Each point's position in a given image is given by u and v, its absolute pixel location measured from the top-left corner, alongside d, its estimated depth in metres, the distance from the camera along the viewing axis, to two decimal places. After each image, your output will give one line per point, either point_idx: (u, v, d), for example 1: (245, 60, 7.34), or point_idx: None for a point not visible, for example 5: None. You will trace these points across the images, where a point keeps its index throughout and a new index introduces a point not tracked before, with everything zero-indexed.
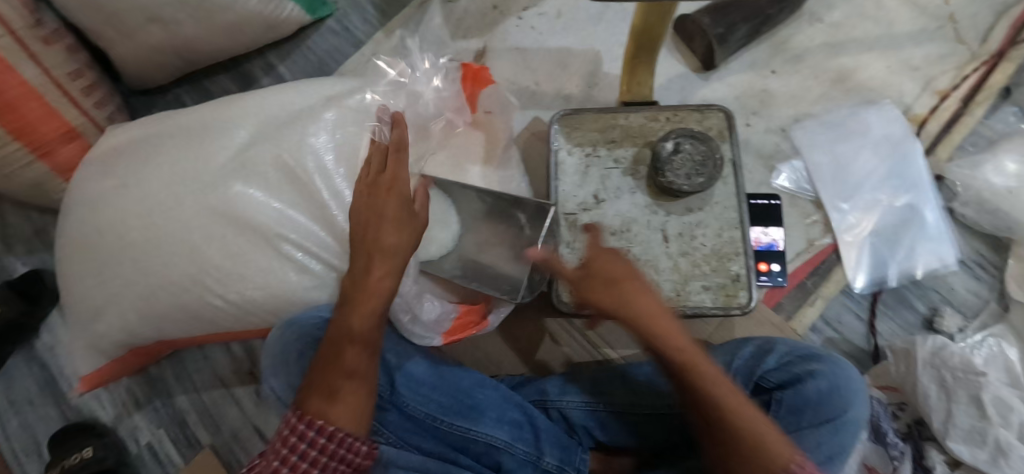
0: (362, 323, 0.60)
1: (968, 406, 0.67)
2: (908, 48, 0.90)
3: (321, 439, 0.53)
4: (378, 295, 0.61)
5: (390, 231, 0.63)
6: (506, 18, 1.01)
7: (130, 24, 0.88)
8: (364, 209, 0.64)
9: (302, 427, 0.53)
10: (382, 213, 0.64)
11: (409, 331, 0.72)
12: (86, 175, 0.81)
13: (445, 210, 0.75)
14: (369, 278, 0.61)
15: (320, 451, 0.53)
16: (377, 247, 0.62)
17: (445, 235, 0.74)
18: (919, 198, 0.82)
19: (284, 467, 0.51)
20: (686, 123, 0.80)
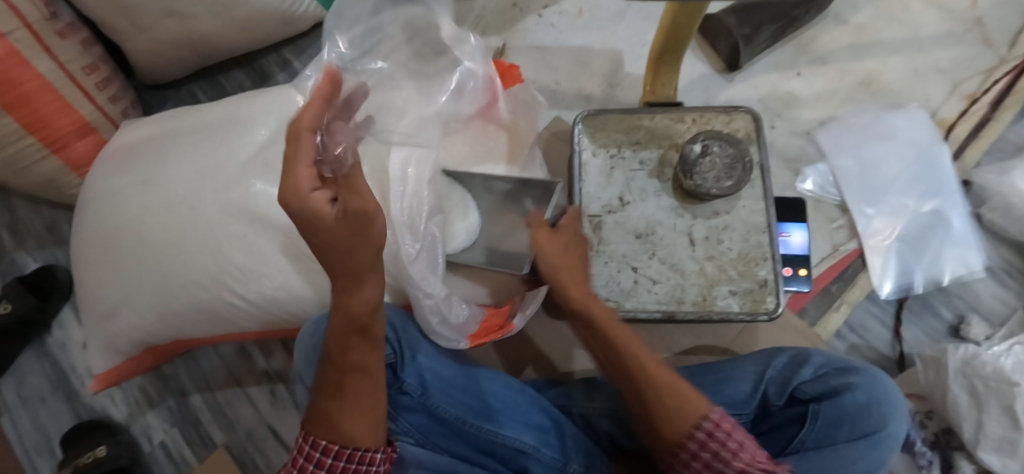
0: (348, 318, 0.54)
1: (1000, 416, 0.66)
2: (934, 52, 0.89)
3: (333, 446, 0.53)
4: (360, 304, 0.53)
5: (336, 253, 0.50)
6: (526, 16, 1.00)
7: (147, 17, 0.86)
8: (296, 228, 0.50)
9: (306, 449, 0.53)
10: (315, 238, 0.50)
11: (435, 332, 0.68)
12: (103, 170, 0.80)
13: (465, 199, 0.73)
14: (340, 289, 0.53)
15: (328, 469, 0.53)
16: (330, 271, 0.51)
17: (467, 223, 0.72)
18: (946, 204, 0.81)
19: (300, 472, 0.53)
20: (713, 125, 0.79)
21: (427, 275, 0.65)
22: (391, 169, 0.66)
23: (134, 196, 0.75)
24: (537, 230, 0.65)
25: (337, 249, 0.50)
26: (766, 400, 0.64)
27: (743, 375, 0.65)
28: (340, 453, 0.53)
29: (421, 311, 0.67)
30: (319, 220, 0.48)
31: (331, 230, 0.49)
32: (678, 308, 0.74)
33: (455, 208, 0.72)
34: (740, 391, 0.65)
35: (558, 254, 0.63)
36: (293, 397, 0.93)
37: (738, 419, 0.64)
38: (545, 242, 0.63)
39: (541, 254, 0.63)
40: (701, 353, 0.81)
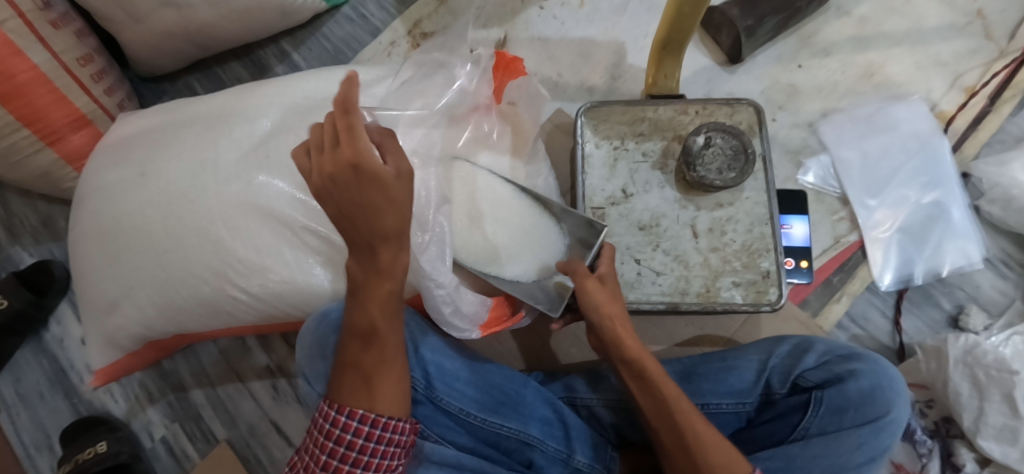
0: (380, 310, 0.52)
1: (1000, 404, 0.67)
2: (936, 44, 0.89)
3: (367, 428, 0.52)
4: (396, 278, 0.52)
5: (396, 209, 0.48)
6: (528, 7, 1.00)
7: (143, 8, 0.85)
8: (355, 201, 0.46)
9: (342, 419, 0.52)
10: (379, 196, 0.47)
11: (448, 322, 0.69)
12: (101, 162, 0.79)
13: (502, 213, 0.70)
14: (382, 262, 0.50)
15: (365, 438, 0.52)
16: (389, 234, 0.48)
17: (517, 250, 0.69)
18: (946, 195, 0.82)
19: (332, 460, 0.52)
20: (716, 117, 0.78)
21: (437, 264, 0.65)
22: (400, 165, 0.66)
23: (135, 189, 0.74)
24: (581, 277, 0.61)
25: (386, 206, 0.47)
26: (770, 389, 0.65)
27: (747, 364, 0.66)
28: (378, 421, 0.52)
29: (433, 302, 0.67)
30: (384, 182, 0.46)
31: (393, 186, 0.47)
32: (682, 300, 0.74)
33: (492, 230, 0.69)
34: (743, 379, 0.65)
35: (612, 303, 0.59)
36: (296, 392, 0.92)
37: (742, 408, 0.65)
38: (597, 292, 0.59)
39: (590, 305, 0.59)
40: (704, 344, 0.81)
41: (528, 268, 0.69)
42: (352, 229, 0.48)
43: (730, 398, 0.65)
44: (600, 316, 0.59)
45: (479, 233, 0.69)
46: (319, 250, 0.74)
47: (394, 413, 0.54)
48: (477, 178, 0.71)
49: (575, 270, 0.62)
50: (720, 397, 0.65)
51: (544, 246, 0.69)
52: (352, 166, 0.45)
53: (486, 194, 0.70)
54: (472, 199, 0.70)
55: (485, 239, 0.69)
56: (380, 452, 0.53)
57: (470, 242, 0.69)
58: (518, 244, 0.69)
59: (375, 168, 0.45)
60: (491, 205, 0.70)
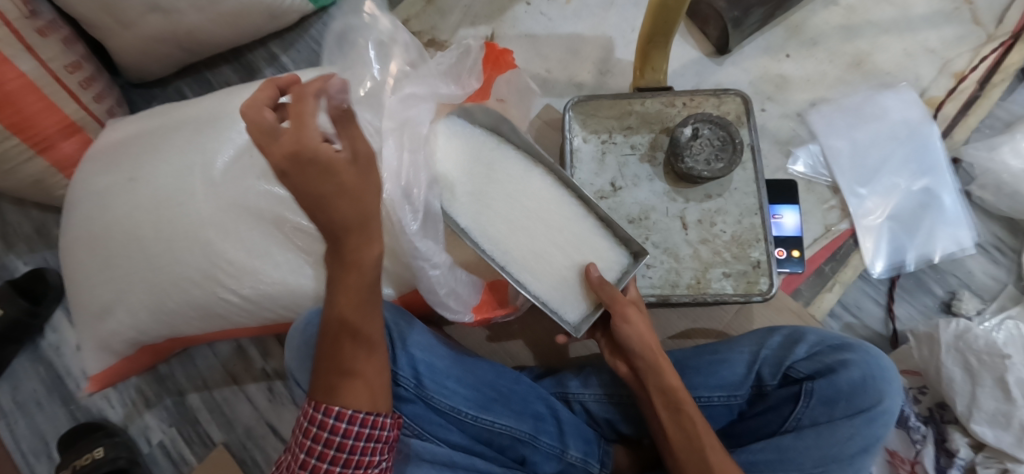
0: (349, 303, 0.53)
1: (993, 388, 0.67)
2: (924, 31, 0.89)
3: (342, 424, 0.52)
4: (365, 272, 0.52)
5: (351, 197, 0.49)
6: (515, 4, 1.00)
7: (130, 13, 0.85)
8: (308, 191, 0.48)
9: (319, 417, 0.53)
10: (333, 185, 0.48)
11: (443, 303, 0.69)
12: (90, 169, 0.79)
13: (521, 200, 0.67)
14: (347, 253, 0.51)
15: (342, 435, 0.52)
16: (348, 223, 0.49)
17: (532, 240, 0.66)
18: (937, 182, 0.82)
19: (310, 457, 0.52)
20: (703, 108, 0.79)
21: (431, 245, 0.65)
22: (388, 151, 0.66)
23: (125, 195, 0.74)
24: (620, 307, 0.61)
25: (328, 187, 0.48)
26: (761, 381, 0.65)
27: (738, 356, 0.65)
28: (355, 417, 0.53)
29: (428, 284, 0.68)
30: (333, 166, 0.48)
31: (344, 171, 0.48)
32: (673, 292, 0.74)
33: (508, 215, 0.66)
34: (734, 372, 0.65)
35: (649, 331, 0.61)
36: (292, 394, 0.93)
37: (732, 400, 0.65)
38: (640, 322, 0.61)
39: (633, 336, 0.60)
40: (696, 336, 0.81)
41: (544, 263, 0.66)
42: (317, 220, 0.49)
43: (722, 390, 0.65)
44: (642, 347, 0.60)
45: (492, 215, 0.66)
46: (308, 251, 0.74)
47: (371, 408, 0.54)
48: (507, 161, 0.68)
49: (615, 300, 0.61)
50: (711, 390, 0.65)
51: (566, 245, 0.67)
52: (297, 155, 0.47)
53: (510, 179, 0.68)
54: (492, 181, 0.67)
55: (500, 223, 0.66)
56: (359, 447, 0.53)
57: (485, 225, 0.66)
58: (554, 249, 0.66)
59: (318, 149, 0.47)
60: (513, 190, 0.67)
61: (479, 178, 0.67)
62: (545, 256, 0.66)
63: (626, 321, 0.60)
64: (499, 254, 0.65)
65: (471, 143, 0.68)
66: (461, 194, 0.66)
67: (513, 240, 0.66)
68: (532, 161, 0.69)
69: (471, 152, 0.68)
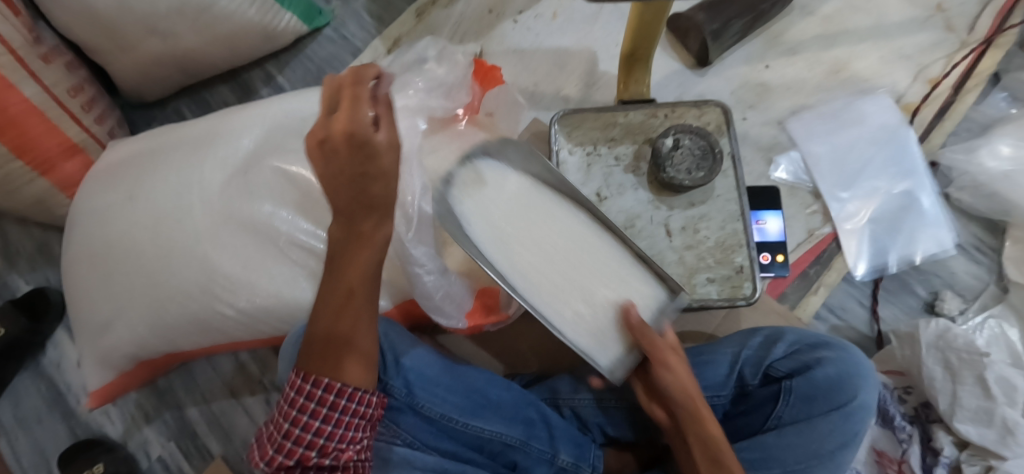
0: (356, 278, 0.52)
1: (973, 386, 0.68)
2: (899, 39, 0.91)
3: (330, 396, 0.53)
4: (373, 250, 0.51)
5: (383, 181, 0.49)
6: (502, 21, 1.03)
7: (130, 37, 0.89)
8: (341, 169, 0.48)
9: (308, 388, 0.53)
10: (370, 166, 0.48)
11: (438, 308, 0.71)
12: (92, 188, 0.82)
13: (551, 234, 0.63)
14: (363, 232, 0.51)
15: (322, 402, 0.53)
16: (375, 203, 0.50)
17: (562, 278, 0.61)
18: (916, 184, 0.83)
19: (295, 427, 0.53)
20: (685, 119, 0.81)
21: (426, 252, 0.68)
22: None
23: (124, 213, 0.76)
24: (665, 355, 0.59)
25: (357, 168, 0.48)
26: (743, 382, 0.65)
27: (721, 358, 0.66)
28: (344, 390, 0.53)
29: (423, 289, 0.69)
30: (372, 147, 0.48)
31: (381, 155, 0.49)
32: None
33: (538, 250, 0.61)
34: (717, 373, 0.65)
35: (690, 380, 0.59)
36: None
37: (716, 401, 0.65)
38: (681, 370, 0.59)
39: (674, 386, 0.59)
40: (686, 341, 0.82)
41: (577, 301, 0.60)
42: (335, 191, 0.49)
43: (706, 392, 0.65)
44: (683, 395, 0.59)
45: (523, 251, 0.61)
46: (303, 264, 0.76)
47: (359, 383, 0.55)
48: (534, 194, 0.64)
49: (654, 343, 0.59)
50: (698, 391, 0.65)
51: (599, 283, 0.62)
52: (344, 133, 0.48)
53: (539, 214, 0.63)
54: (519, 215, 0.63)
55: (531, 259, 0.61)
56: (345, 421, 0.54)
57: (516, 260, 0.61)
58: (582, 284, 0.61)
59: (362, 131, 0.48)
60: (542, 225, 0.63)
61: (506, 212, 0.62)
62: (578, 293, 0.60)
63: (671, 369, 0.59)
64: (531, 291, 0.60)
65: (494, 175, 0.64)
66: (488, 228, 0.61)
67: (545, 276, 0.61)
68: (559, 194, 0.65)
69: (495, 185, 0.63)
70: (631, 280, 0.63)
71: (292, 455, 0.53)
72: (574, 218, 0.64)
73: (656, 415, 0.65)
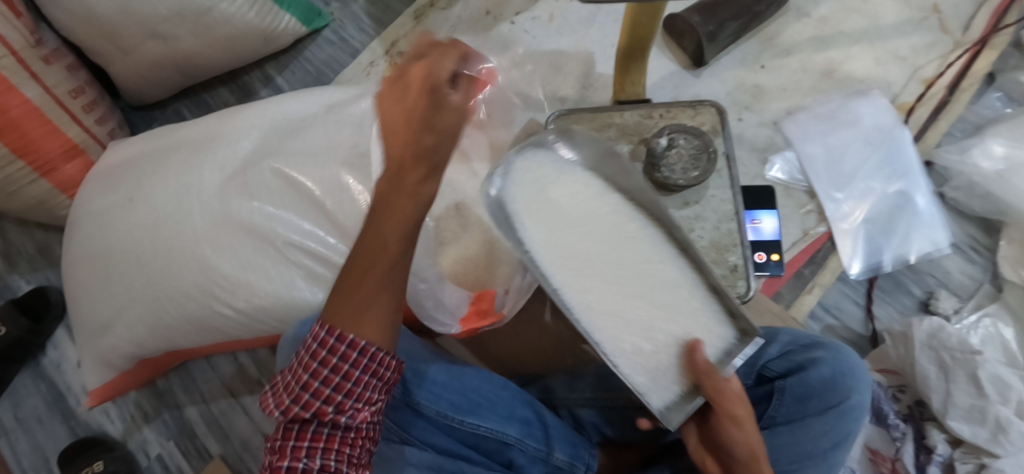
0: (394, 232, 0.48)
1: (966, 385, 0.68)
2: (894, 40, 0.92)
3: (353, 354, 0.49)
4: (417, 205, 0.48)
5: (438, 136, 0.46)
6: (499, 23, 1.04)
7: (131, 40, 0.90)
8: (410, 120, 0.46)
9: (330, 341, 0.49)
10: (431, 118, 0.46)
11: (431, 315, 0.75)
12: (92, 189, 0.82)
13: (616, 254, 0.54)
14: (404, 186, 0.47)
15: (343, 357, 0.48)
16: (422, 155, 0.46)
17: (623, 306, 0.54)
18: (910, 185, 0.84)
19: (313, 381, 0.49)
20: (680, 119, 0.82)
21: (422, 260, 0.73)
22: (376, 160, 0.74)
23: (123, 214, 0.77)
24: (733, 407, 0.54)
25: (417, 115, 0.46)
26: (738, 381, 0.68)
27: None
28: (367, 349, 0.49)
29: (417, 296, 0.74)
30: (438, 99, 0.46)
31: (444, 111, 0.46)
32: None
33: (600, 273, 0.54)
34: None
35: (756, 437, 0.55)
36: None
37: None
38: (749, 428, 0.55)
39: (739, 441, 0.55)
40: None
41: (637, 335, 0.54)
42: (392, 131, 0.47)
43: None
44: (747, 450, 0.55)
45: (585, 274, 0.54)
46: (299, 264, 0.76)
47: (376, 340, 0.49)
48: (602, 201, 0.55)
49: (720, 390, 0.53)
50: None
51: (663, 317, 0.54)
52: (426, 85, 0.46)
53: (605, 226, 0.54)
54: (581, 228, 0.54)
55: (591, 282, 0.54)
56: (365, 380, 0.50)
57: (573, 281, 0.54)
58: (647, 316, 0.54)
59: (437, 83, 0.46)
60: (610, 245, 0.54)
61: (567, 223, 0.54)
62: (638, 326, 0.54)
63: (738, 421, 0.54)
64: (587, 318, 0.54)
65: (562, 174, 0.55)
66: (546, 238, 0.54)
67: (604, 302, 0.54)
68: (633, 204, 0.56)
69: (560, 187, 0.55)
70: (708, 319, 0.54)
71: (308, 408, 0.49)
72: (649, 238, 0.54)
73: (707, 467, 0.59)
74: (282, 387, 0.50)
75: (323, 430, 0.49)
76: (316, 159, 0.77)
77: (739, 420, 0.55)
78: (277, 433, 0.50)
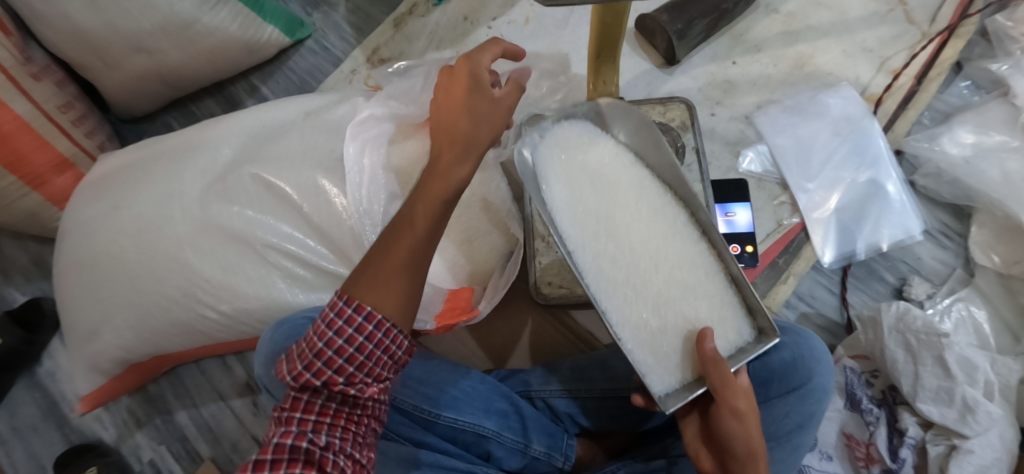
0: (426, 206, 0.51)
1: (933, 367, 0.70)
2: (862, 33, 0.93)
3: (371, 327, 0.49)
4: (449, 184, 0.52)
5: (480, 122, 0.53)
6: (476, 27, 1.06)
7: (116, 55, 0.93)
8: (451, 105, 0.54)
9: (348, 311, 0.49)
10: (474, 105, 0.54)
11: None
12: (78, 199, 0.85)
13: (642, 229, 0.58)
14: (440, 166, 0.52)
15: (358, 330, 0.49)
16: (463, 138, 0.53)
17: (642, 277, 0.57)
18: (880, 173, 0.85)
19: (328, 350, 0.49)
20: (650, 115, 0.84)
21: None
22: (349, 160, 0.75)
23: (108, 222, 0.79)
24: (734, 400, 0.52)
25: (459, 102, 0.54)
26: None
27: None
28: (384, 324, 0.49)
29: None
30: (480, 91, 0.54)
31: (487, 101, 0.54)
32: None
33: (622, 244, 0.58)
34: None
35: (755, 434, 0.54)
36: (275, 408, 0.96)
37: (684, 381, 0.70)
38: (751, 424, 0.54)
39: (740, 435, 0.54)
40: None
41: (649, 313, 0.56)
42: (440, 118, 0.54)
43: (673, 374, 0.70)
44: (745, 448, 0.54)
45: (606, 244, 0.57)
46: (280, 266, 0.78)
47: (392, 315, 0.50)
48: (633, 182, 0.60)
49: (727, 382, 0.52)
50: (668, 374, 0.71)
51: (679, 297, 0.57)
52: (468, 75, 0.55)
53: (635, 204, 0.59)
54: (607, 197, 0.59)
55: (613, 249, 0.57)
56: (377, 356, 0.50)
57: (593, 244, 0.57)
58: (664, 297, 0.57)
59: (479, 77, 0.55)
60: (632, 222, 0.59)
61: (596, 192, 0.59)
62: (652, 301, 0.56)
63: (739, 415, 0.53)
64: (601, 283, 0.56)
65: (601, 155, 0.61)
66: (572, 199, 0.58)
67: (625, 269, 0.57)
68: (665, 189, 0.61)
69: (595, 167, 0.60)
70: (722, 308, 0.57)
71: (320, 378, 0.49)
72: (670, 224, 0.59)
73: (703, 464, 0.58)
74: (296, 355, 0.51)
75: (331, 405, 0.50)
76: (293, 164, 0.79)
77: (741, 414, 0.53)
78: (287, 403, 0.51)
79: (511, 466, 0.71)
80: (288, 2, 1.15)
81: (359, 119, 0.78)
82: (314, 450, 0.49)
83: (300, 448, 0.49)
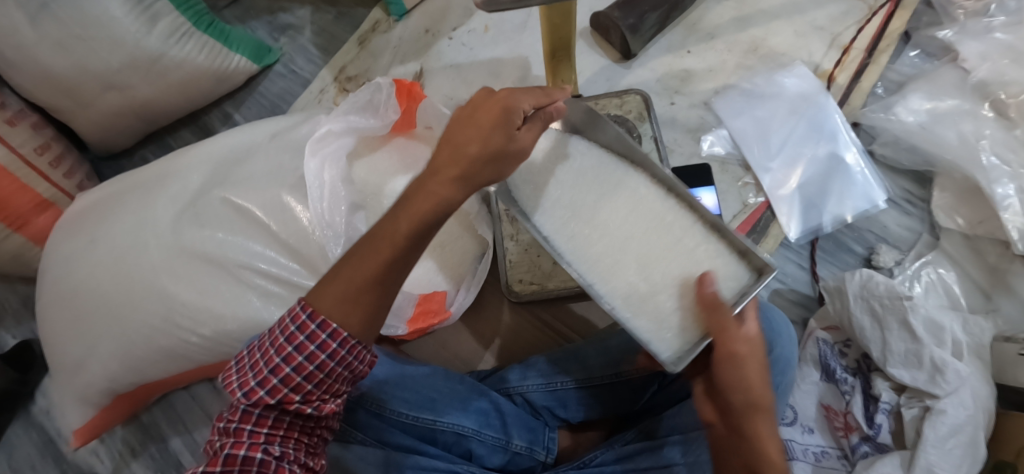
0: (410, 224, 0.49)
1: (900, 331, 0.71)
2: (812, 12, 0.96)
3: (334, 344, 0.50)
4: (438, 204, 0.50)
5: (483, 158, 0.49)
6: (438, 39, 1.08)
7: (88, 95, 0.95)
8: (465, 132, 0.50)
9: (306, 323, 0.50)
10: (487, 137, 0.49)
11: None
12: (55, 238, 0.86)
13: (615, 202, 0.60)
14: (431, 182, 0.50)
15: (320, 347, 0.50)
16: (459, 165, 0.49)
17: (616, 248, 0.57)
18: (838, 146, 0.86)
19: (288, 366, 0.50)
20: (608, 108, 0.87)
21: None
22: (309, 176, 0.76)
23: (87, 256, 0.81)
24: (732, 341, 0.50)
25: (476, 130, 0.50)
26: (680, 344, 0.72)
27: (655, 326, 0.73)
28: (347, 341, 0.51)
29: None
30: (500, 129, 0.50)
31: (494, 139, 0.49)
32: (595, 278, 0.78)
33: (598, 223, 0.59)
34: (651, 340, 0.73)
35: (760, 381, 0.51)
36: None
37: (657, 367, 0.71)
38: (753, 372, 0.50)
39: (739, 382, 0.50)
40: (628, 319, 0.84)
41: (631, 279, 0.56)
42: (458, 133, 0.51)
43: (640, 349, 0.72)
44: (746, 398, 0.50)
45: (583, 227, 0.59)
46: (256, 286, 0.79)
47: (357, 332, 0.51)
48: (593, 164, 0.62)
49: (724, 327, 0.49)
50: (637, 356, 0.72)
51: (660, 259, 0.56)
52: (503, 106, 0.50)
53: (597, 184, 0.61)
54: (579, 185, 0.61)
55: (583, 230, 0.59)
56: (334, 373, 0.52)
57: (568, 232, 0.59)
58: (644, 263, 0.56)
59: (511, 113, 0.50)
60: (604, 200, 0.60)
61: (567, 182, 0.62)
62: (633, 269, 0.56)
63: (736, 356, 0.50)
64: (580, 265, 0.58)
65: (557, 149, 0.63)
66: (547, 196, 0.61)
67: (602, 244, 0.58)
68: (623, 161, 0.62)
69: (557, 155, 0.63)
70: (709, 256, 0.55)
71: (275, 395, 0.50)
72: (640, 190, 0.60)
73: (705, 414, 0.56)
74: (248, 365, 0.52)
75: (285, 418, 0.52)
76: (259, 185, 0.82)
77: (738, 358, 0.50)
78: (233, 414, 0.51)
79: (494, 464, 0.72)
80: (256, 30, 1.18)
81: (319, 136, 0.79)
82: (268, 461, 0.50)
83: (252, 459, 0.50)
